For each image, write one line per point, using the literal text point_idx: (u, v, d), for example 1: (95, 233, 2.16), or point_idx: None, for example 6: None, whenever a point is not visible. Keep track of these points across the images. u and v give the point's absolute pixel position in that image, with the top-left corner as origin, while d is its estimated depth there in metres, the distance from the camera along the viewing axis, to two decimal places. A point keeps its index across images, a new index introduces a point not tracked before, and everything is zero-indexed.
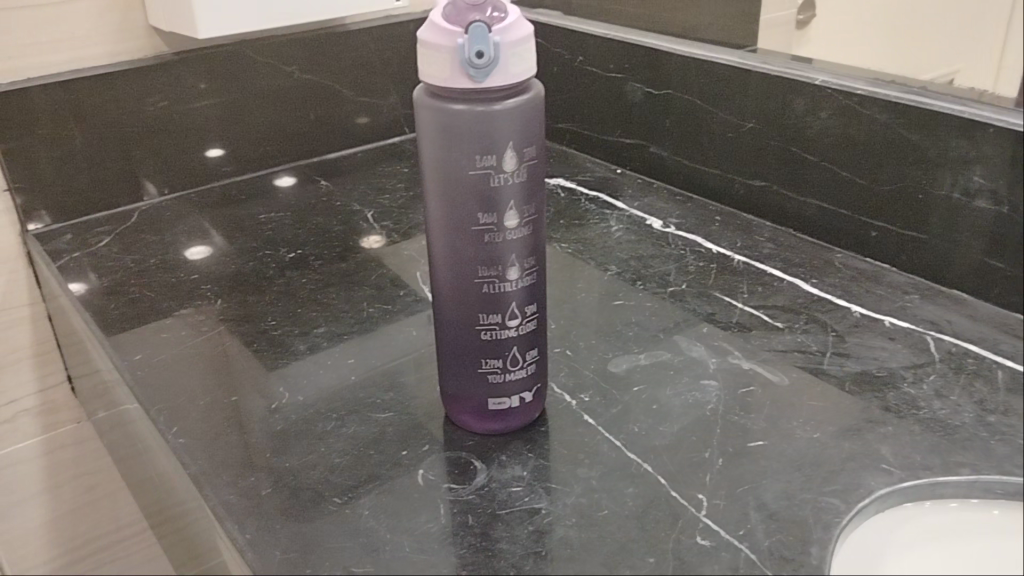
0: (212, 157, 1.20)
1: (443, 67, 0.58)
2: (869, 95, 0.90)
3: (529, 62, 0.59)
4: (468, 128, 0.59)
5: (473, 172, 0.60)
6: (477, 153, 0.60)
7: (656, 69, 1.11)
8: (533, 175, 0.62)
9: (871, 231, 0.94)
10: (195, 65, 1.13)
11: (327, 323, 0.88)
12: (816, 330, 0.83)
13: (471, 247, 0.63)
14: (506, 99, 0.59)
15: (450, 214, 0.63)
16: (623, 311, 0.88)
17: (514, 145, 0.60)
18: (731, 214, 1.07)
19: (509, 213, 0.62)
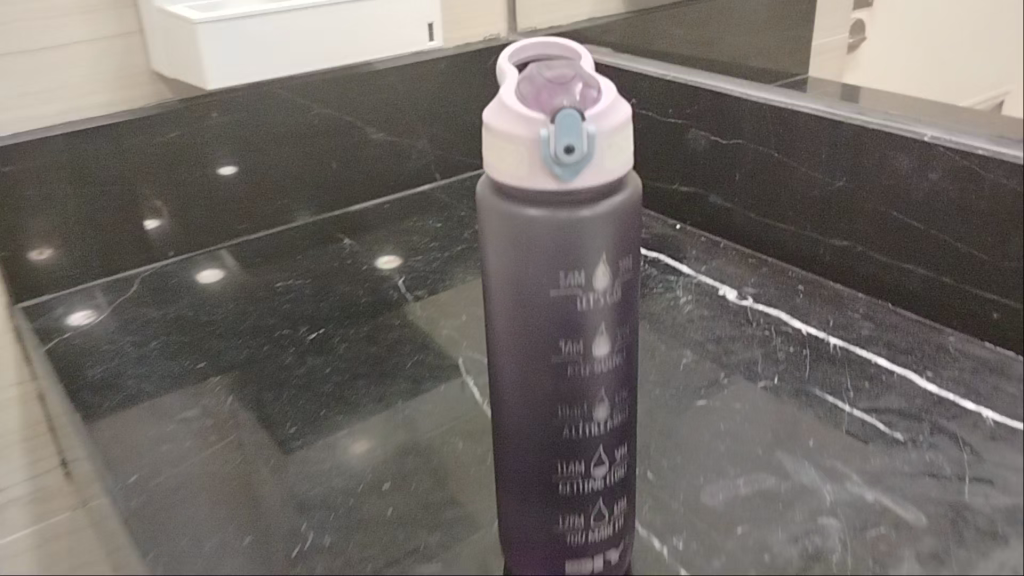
0: (226, 172, 1.04)
1: (521, 164, 0.45)
2: (994, 156, 0.75)
3: (626, 156, 0.47)
4: (550, 236, 0.46)
5: (555, 293, 0.47)
6: (560, 267, 0.47)
7: (726, 115, 0.97)
8: (627, 292, 0.49)
9: (993, 312, 0.80)
10: (210, 111, 1.01)
11: (357, 429, 0.75)
12: (946, 446, 0.70)
13: (550, 384, 0.49)
14: (597, 202, 0.47)
15: (523, 343, 0.49)
16: (707, 416, 0.74)
17: (607, 256, 0.47)
18: (816, 282, 0.93)
19: (599, 343, 0.49)
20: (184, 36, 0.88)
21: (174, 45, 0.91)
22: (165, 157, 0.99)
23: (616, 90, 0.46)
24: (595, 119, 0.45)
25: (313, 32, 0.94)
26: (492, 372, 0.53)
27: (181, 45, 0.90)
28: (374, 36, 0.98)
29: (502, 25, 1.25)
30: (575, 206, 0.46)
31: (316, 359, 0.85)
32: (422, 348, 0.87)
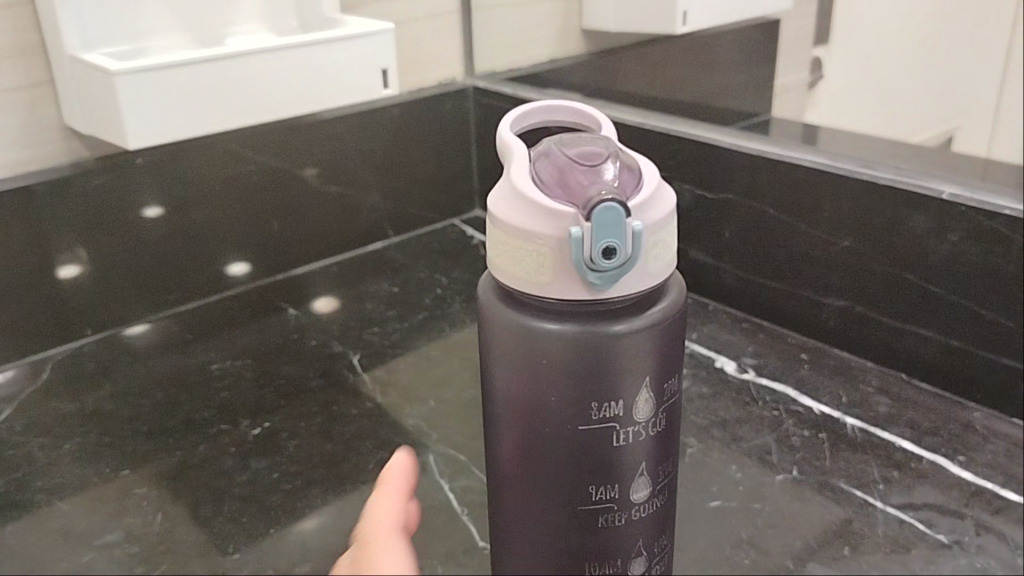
0: (150, 216, 0.90)
1: (549, 265, 0.40)
2: (1022, 216, 0.68)
3: (670, 253, 0.42)
4: (590, 368, 0.42)
5: (587, 424, 0.44)
6: (599, 400, 0.43)
7: (713, 168, 0.89)
8: (668, 419, 0.46)
9: (1023, 385, 0.72)
10: (133, 166, 0.87)
11: (312, 555, 0.66)
12: (996, 549, 0.61)
13: (579, 516, 0.46)
14: (641, 322, 0.42)
15: (547, 474, 0.45)
16: (723, 520, 0.65)
17: (650, 386, 0.44)
18: (819, 350, 0.85)
19: (633, 472, 0.45)
20: (100, 89, 0.76)
21: (90, 98, 0.78)
22: (78, 219, 0.85)
23: (652, 176, 0.42)
24: (638, 215, 0.40)
25: (250, 80, 0.83)
26: (502, 497, 0.49)
27: (97, 101, 0.78)
28: (318, 86, 0.87)
29: (461, 69, 1.15)
30: (610, 331, 0.42)
31: (262, 462, 0.75)
32: (387, 443, 0.77)
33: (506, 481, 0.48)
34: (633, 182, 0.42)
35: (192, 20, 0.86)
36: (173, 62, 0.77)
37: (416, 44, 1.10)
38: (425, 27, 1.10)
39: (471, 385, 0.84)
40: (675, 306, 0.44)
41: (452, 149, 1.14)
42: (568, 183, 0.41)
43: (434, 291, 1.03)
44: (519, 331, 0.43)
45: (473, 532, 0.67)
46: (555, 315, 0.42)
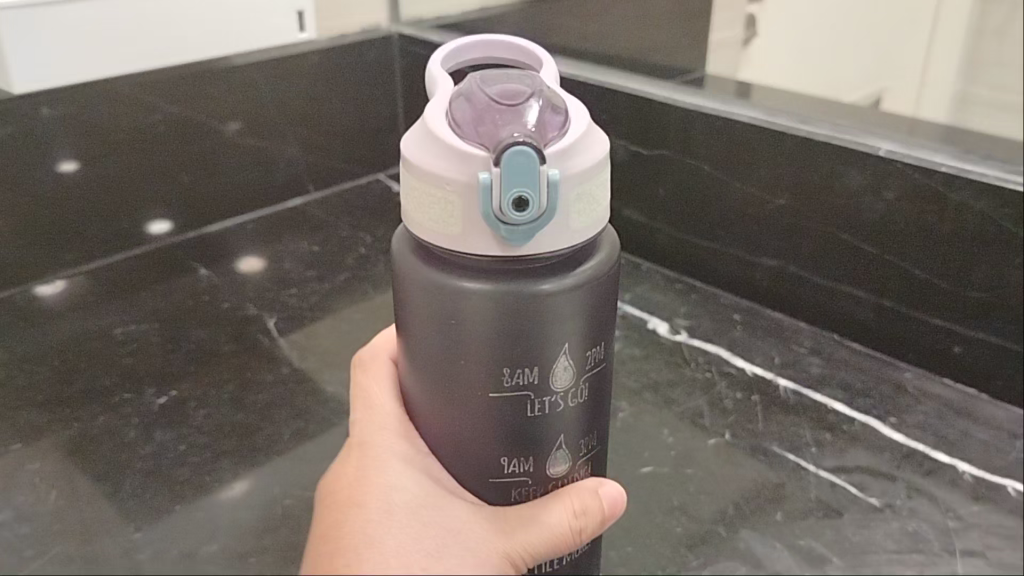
0: (65, 170, 0.81)
1: (456, 216, 0.37)
2: (959, 174, 0.67)
3: (598, 207, 0.39)
4: (505, 337, 0.39)
5: (499, 394, 0.41)
6: (515, 371, 0.40)
7: (646, 123, 0.86)
8: (591, 387, 0.43)
9: (953, 346, 0.72)
10: (38, 115, 0.77)
11: (222, 533, 0.61)
12: (927, 511, 0.60)
13: (495, 483, 0.44)
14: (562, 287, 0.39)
15: (463, 441, 0.43)
16: (655, 487, 0.63)
17: (570, 355, 0.41)
18: (751, 311, 0.84)
19: (552, 441, 0.43)
20: None
21: None
22: None
23: (581, 122, 0.38)
24: (556, 163, 0.37)
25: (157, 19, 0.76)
26: None
27: None
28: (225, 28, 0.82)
29: (386, 15, 1.09)
30: (528, 296, 0.38)
31: (168, 433, 0.69)
32: (304, 412, 0.73)
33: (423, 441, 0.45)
34: (557, 125, 0.38)
35: None
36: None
37: None
38: None
39: None
40: (604, 268, 0.41)
41: (376, 101, 1.09)
42: (484, 124, 0.37)
43: (357, 251, 0.98)
44: (432, 289, 0.39)
45: None
46: (469, 273, 0.39)
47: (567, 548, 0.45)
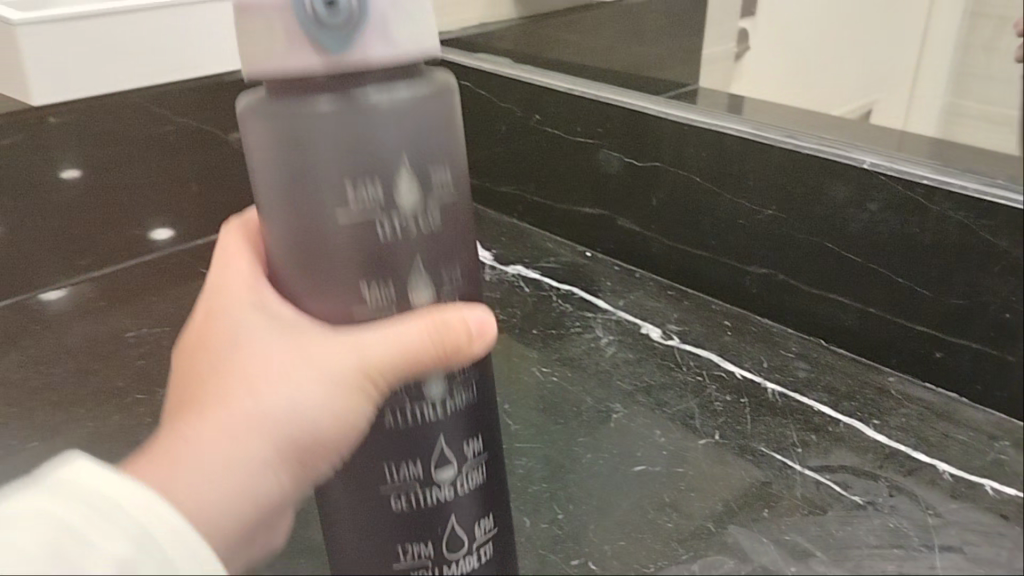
0: (68, 178, 0.87)
1: (279, 29, 0.44)
2: (938, 186, 0.69)
3: (418, 29, 0.46)
4: (343, 132, 0.45)
5: (343, 210, 0.47)
6: (360, 175, 0.46)
7: (642, 136, 0.89)
8: (445, 214, 0.49)
9: (935, 352, 0.74)
10: (45, 124, 0.83)
11: None
12: (907, 508, 0.63)
13: (358, 310, 0.49)
14: (392, 97, 0.46)
15: (322, 283, 0.49)
16: (647, 484, 0.66)
17: (412, 172, 0.47)
18: (742, 319, 0.87)
19: (406, 262, 0.48)
20: None
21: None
22: None
23: None
24: None
25: None
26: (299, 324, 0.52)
27: None
28: None
29: None
30: (359, 100, 0.45)
31: None
32: None
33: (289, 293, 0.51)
34: None
35: None
36: None
37: None
38: None
39: None
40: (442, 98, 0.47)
41: None
42: None
43: None
44: (275, 113, 0.46)
45: None
46: (309, 90, 0.45)
47: (434, 361, 0.49)
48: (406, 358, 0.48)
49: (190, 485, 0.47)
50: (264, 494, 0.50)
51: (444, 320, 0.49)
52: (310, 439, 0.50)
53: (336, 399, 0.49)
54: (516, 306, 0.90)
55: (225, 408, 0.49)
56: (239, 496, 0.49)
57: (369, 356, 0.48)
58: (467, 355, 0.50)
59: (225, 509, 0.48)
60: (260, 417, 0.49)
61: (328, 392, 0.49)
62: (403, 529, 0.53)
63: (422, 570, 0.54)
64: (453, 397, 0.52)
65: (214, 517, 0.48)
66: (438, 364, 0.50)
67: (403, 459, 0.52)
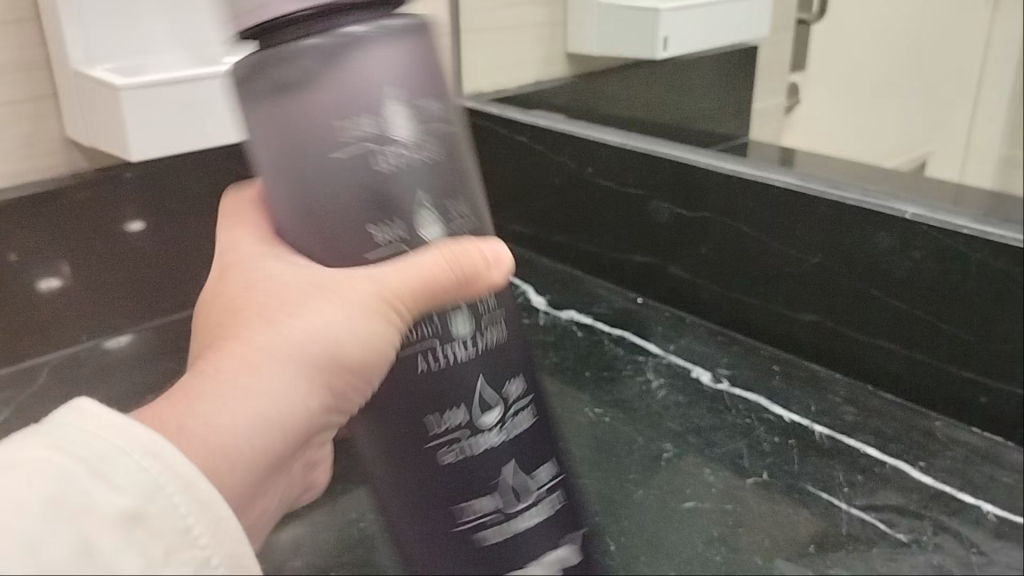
0: (137, 230, 0.92)
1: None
2: (978, 236, 0.73)
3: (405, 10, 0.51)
4: (335, 69, 0.49)
5: (343, 148, 0.50)
6: (353, 109, 0.50)
7: (690, 188, 0.94)
8: (438, 154, 0.53)
9: (979, 396, 0.77)
10: (121, 180, 0.89)
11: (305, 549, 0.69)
12: (952, 546, 0.65)
13: (366, 257, 0.53)
14: (384, 38, 0.50)
15: (330, 221, 0.52)
16: (696, 521, 0.69)
17: (402, 103, 0.51)
18: (789, 363, 0.90)
19: (419, 199, 0.52)
20: (103, 103, 0.79)
21: (93, 110, 0.81)
22: (66, 225, 0.86)
23: None
24: None
25: None
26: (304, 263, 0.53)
27: (101, 117, 0.80)
28: None
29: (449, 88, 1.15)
30: (350, 32, 0.49)
31: None
32: None
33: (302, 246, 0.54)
34: None
35: (189, 37, 0.88)
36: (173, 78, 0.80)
37: None
38: None
39: None
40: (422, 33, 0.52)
41: None
42: None
43: None
44: (272, 59, 0.49)
45: None
46: (301, 27, 0.49)
47: (453, 290, 0.52)
48: (425, 285, 0.51)
49: (210, 393, 0.46)
50: (293, 425, 0.48)
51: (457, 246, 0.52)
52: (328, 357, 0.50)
53: (354, 321, 0.51)
54: (570, 349, 0.94)
55: (251, 334, 0.49)
56: (262, 415, 0.47)
57: (389, 281, 0.51)
58: (481, 287, 0.53)
59: (251, 435, 0.46)
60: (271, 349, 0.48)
61: (342, 308, 0.51)
62: (450, 486, 0.57)
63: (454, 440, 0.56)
64: (483, 336, 0.56)
65: (236, 453, 0.45)
66: (453, 294, 0.53)
67: (444, 407, 0.55)
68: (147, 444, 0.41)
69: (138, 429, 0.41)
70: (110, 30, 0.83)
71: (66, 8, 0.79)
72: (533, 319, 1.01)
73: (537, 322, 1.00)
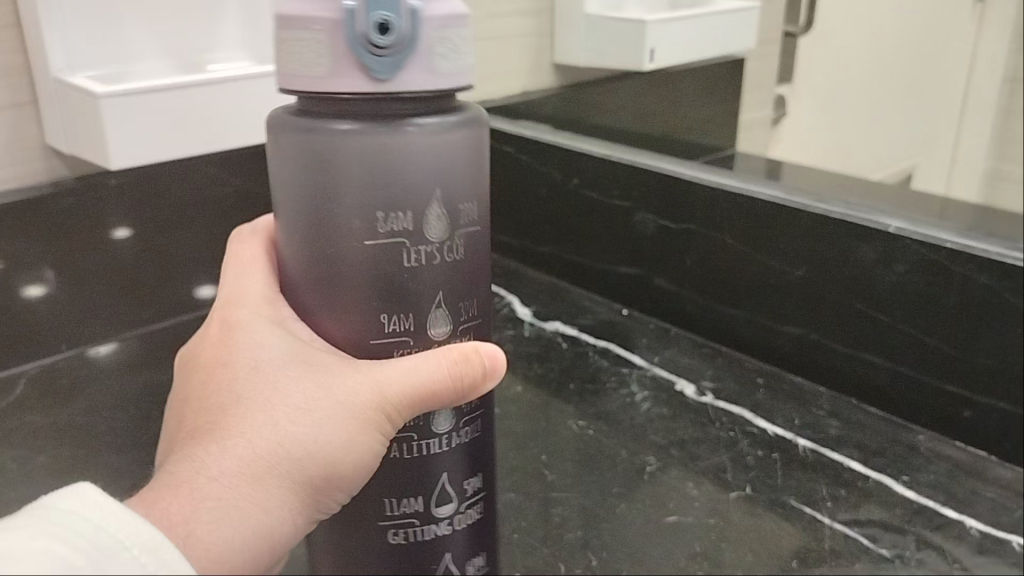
0: (122, 238, 0.91)
1: (326, 52, 0.42)
2: (962, 250, 0.73)
3: (460, 60, 0.45)
4: (374, 165, 0.44)
5: (376, 238, 0.45)
6: (385, 208, 0.45)
7: (676, 200, 0.94)
8: (466, 257, 0.48)
9: (964, 411, 0.77)
10: (106, 187, 0.88)
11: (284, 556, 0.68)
12: (934, 562, 0.65)
13: (372, 347, 0.47)
14: (428, 120, 0.44)
15: (330, 300, 0.47)
16: (679, 535, 0.68)
17: (442, 203, 0.46)
18: (774, 375, 0.89)
19: (434, 299, 0.47)
20: (84, 110, 0.78)
21: (74, 117, 0.80)
22: (50, 235, 0.85)
23: None
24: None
25: (227, 104, 0.85)
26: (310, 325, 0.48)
27: (82, 123, 0.80)
28: None
29: None
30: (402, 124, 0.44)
31: None
32: None
33: (302, 311, 0.49)
34: None
35: (171, 44, 0.88)
36: (157, 87, 0.79)
37: None
38: None
39: None
40: (470, 120, 0.46)
41: None
42: None
43: None
44: (293, 134, 0.45)
45: None
46: (336, 111, 0.44)
47: (451, 398, 0.48)
48: (424, 394, 0.46)
49: (191, 495, 0.40)
50: (285, 536, 0.43)
51: (463, 351, 0.47)
52: (331, 470, 0.44)
53: (357, 434, 0.45)
54: (554, 361, 0.94)
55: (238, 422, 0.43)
56: (261, 527, 0.42)
57: (387, 389, 0.45)
58: (480, 391, 0.49)
59: (246, 550, 0.41)
60: (273, 452, 0.43)
61: (339, 420, 0.45)
62: (392, 559, 0.53)
63: (410, 522, 0.52)
64: (459, 434, 0.51)
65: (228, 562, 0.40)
66: (454, 399, 0.48)
67: (405, 493, 0.51)
68: (126, 522, 0.37)
69: (130, 513, 0.38)
70: (91, 36, 0.82)
71: (48, 15, 0.78)
72: (517, 330, 1.01)
73: (522, 333, 1.00)
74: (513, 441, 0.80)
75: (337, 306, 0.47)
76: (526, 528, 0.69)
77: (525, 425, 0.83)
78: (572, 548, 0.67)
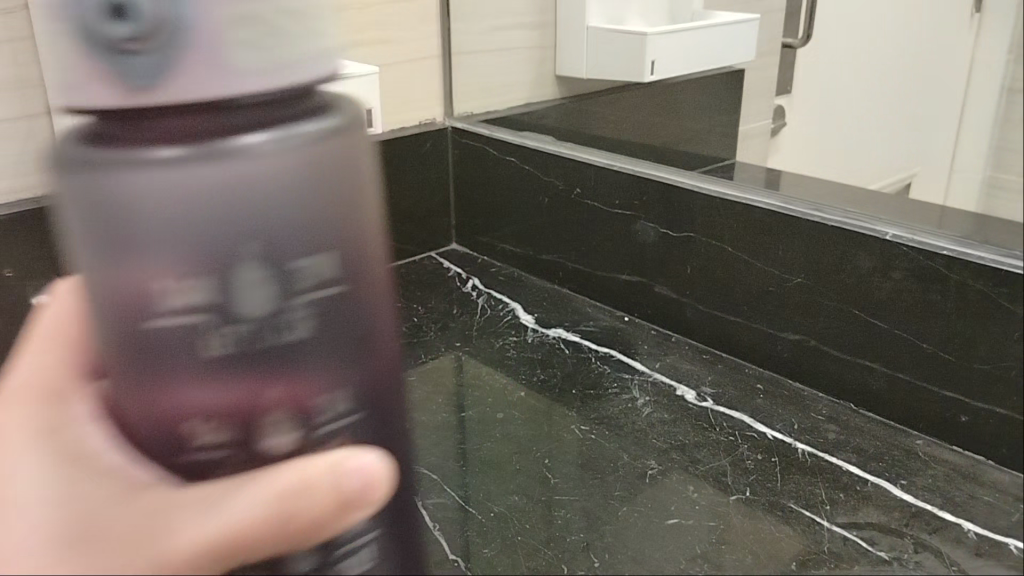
0: None
1: (69, 48, 0.33)
2: (959, 257, 0.74)
3: (265, 56, 0.34)
4: (162, 204, 0.33)
5: (166, 304, 0.34)
6: (183, 266, 0.33)
7: (677, 209, 0.96)
8: (318, 339, 0.37)
9: (961, 416, 0.78)
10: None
11: None
12: (932, 564, 0.66)
13: (186, 456, 0.37)
14: (250, 141, 0.33)
15: (132, 387, 0.36)
16: (681, 537, 0.70)
17: (268, 260, 0.34)
18: (773, 381, 0.91)
19: (261, 410, 0.36)
20: None
21: None
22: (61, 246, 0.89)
23: None
24: None
25: None
26: (124, 418, 0.38)
27: None
28: None
29: (443, 109, 1.20)
30: (204, 142, 0.33)
31: None
32: None
33: (111, 402, 0.38)
34: None
35: None
36: None
37: (396, 83, 1.14)
38: (404, 67, 1.14)
39: (442, 409, 0.88)
40: (319, 147, 0.35)
41: (427, 185, 1.21)
42: None
43: (410, 319, 1.07)
44: (65, 164, 0.34)
45: (443, 545, 0.69)
46: (116, 130, 0.33)
47: (300, 527, 0.39)
48: (272, 509, 0.38)
49: None
50: None
51: (289, 489, 0.38)
52: None
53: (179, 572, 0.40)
54: (556, 367, 0.95)
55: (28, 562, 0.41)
56: None
57: (215, 519, 0.38)
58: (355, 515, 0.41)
59: None
60: None
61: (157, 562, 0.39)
62: None
63: None
64: (363, 543, 0.43)
65: None
66: (312, 532, 0.40)
67: None
68: None
69: None
70: None
71: None
72: (520, 337, 1.02)
73: (525, 339, 1.01)
74: (516, 445, 0.82)
75: (140, 400, 0.36)
76: (529, 531, 0.70)
77: (529, 430, 0.84)
78: (574, 550, 0.68)
